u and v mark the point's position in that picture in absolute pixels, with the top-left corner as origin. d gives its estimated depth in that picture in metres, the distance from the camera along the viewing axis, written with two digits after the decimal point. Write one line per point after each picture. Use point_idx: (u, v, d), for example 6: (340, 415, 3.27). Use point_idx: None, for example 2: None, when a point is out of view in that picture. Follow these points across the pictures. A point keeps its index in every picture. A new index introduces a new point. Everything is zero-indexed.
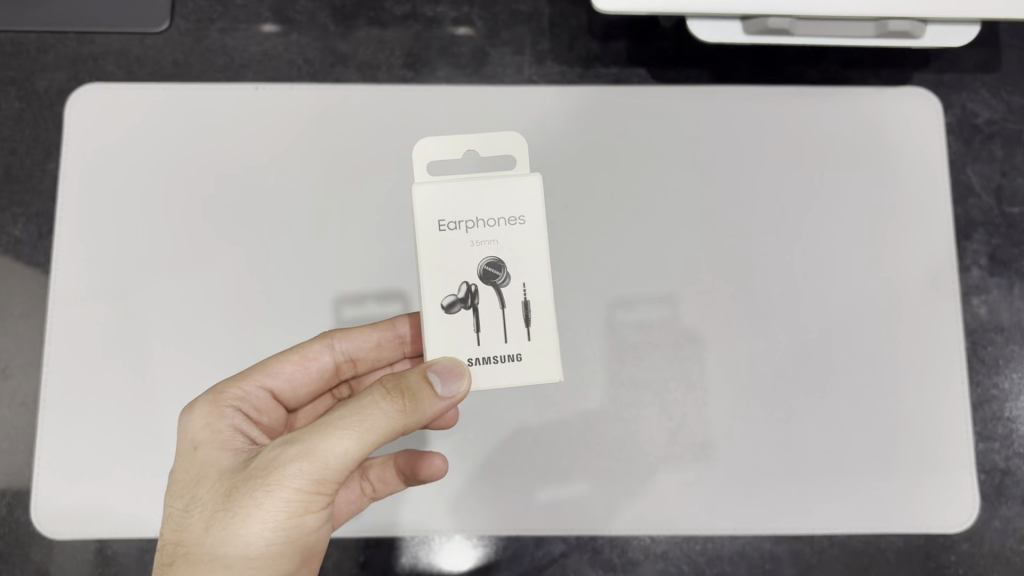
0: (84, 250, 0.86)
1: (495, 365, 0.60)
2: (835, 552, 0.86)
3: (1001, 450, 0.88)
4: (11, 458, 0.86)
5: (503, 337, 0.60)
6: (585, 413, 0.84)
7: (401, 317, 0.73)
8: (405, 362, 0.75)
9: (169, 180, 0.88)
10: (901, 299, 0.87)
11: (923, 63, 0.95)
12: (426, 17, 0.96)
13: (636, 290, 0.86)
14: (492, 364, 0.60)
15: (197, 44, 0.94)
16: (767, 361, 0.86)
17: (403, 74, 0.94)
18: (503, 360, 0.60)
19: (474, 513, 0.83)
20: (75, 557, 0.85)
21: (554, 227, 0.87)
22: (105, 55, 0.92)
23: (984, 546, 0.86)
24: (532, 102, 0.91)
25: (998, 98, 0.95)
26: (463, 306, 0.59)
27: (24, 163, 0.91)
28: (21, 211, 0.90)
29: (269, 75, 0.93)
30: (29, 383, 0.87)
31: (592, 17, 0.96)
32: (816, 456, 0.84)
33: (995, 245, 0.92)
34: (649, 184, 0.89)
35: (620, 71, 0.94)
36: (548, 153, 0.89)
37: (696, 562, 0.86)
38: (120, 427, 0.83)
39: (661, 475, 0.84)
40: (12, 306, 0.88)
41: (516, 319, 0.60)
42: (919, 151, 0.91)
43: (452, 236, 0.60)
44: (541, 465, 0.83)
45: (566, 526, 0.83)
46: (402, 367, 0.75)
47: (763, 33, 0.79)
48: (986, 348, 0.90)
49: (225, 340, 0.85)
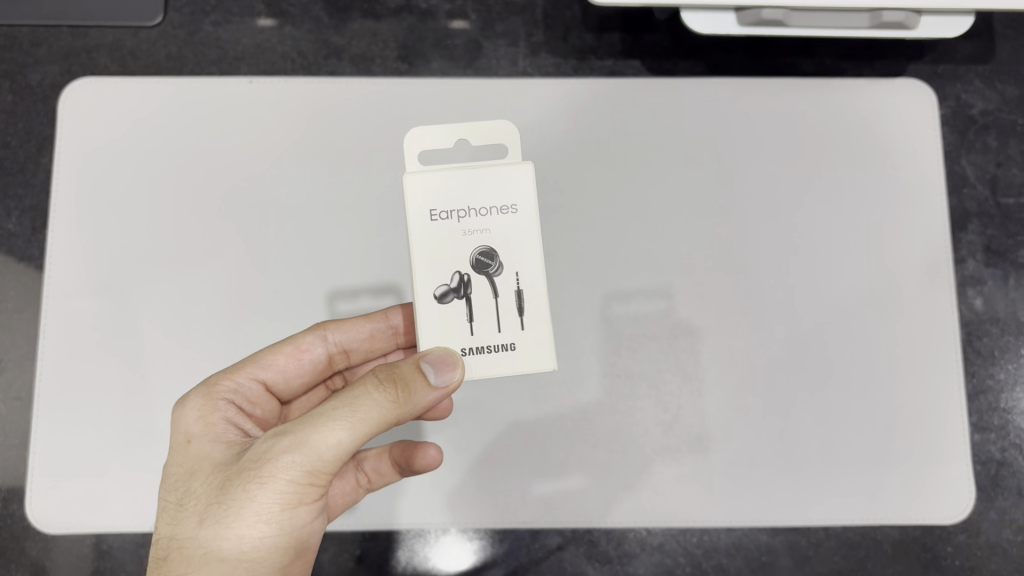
0: (79, 244, 0.86)
1: (491, 356, 0.59)
2: (831, 544, 0.86)
3: (997, 441, 0.88)
4: (7, 452, 0.85)
5: (498, 329, 0.59)
6: (582, 406, 0.84)
7: (395, 308, 0.73)
8: (399, 353, 0.75)
9: (164, 174, 0.88)
10: (897, 290, 0.87)
11: (917, 55, 0.95)
12: (420, 10, 0.96)
13: (631, 283, 0.86)
14: (489, 355, 0.59)
15: (190, 37, 0.93)
16: (763, 353, 0.85)
17: (397, 67, 0.93)
18: (499, 349, 0.59)
19: (470, 505, 0.83)
20: (71, 552, 0.84)
21: (549, 220, 0.87)
22: (99, 48, 0.92)
23: (980, 537, 0.86)
24: (527, 95, 0.91)
25: (992, 89, 0.95)
26: (456, 299, 0.59)
27: (17, 158, 0.91)
28: (15, 205, 0.90)
29: (263, 68, 0.93)
30: (23, 378, 0.87)
31: (586, 10, 0.96)
32: (812, 447, 0.84)
33: (990, 236, 0.92)
34: (644, 177, 0.89)
35: (615, 63, 0.94)
36: (542, 145, 0.89)
37: (694, 555, 0.86)
38: (117, 420, 0.83)
39: (657, 467, 0.84)
40: (7, 301, 0.88)
41: (511, 310, 0.59)
42: (915, 142, 0.91)
43: (444, 227, 0.60)
44: (538, 458, 0.83)
45: (562, 519, 0.83)
46: (396, 358, 0.75)
47: (758, 24, 0.78)
48: (982, 339, 0.90)
49: (220, 332, 0.84)
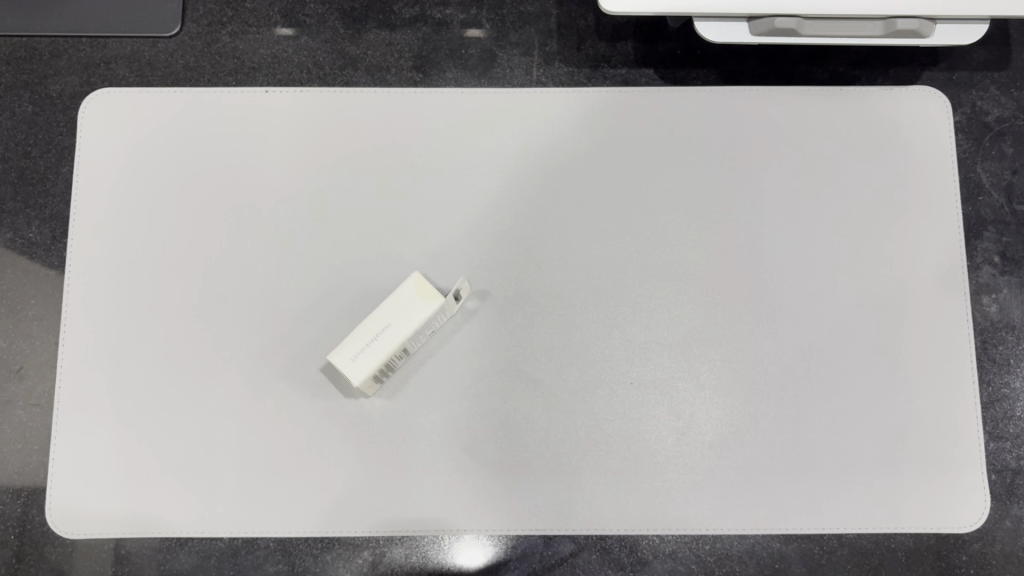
0: (101, 252, 0.87)
1: (352, 358, 0.76)
2: (844, 551, 0.86)
3: (1013, 450, 0.88)
4: (27, 457, 0.86)
5: (371, 346, 0.76)
6: (596, 413, 0.85)
7: (416, 284, 0.78)
8: (396, 327, 0.77)
9: (181, 181, 0.89)
10: (911, 297, 0.87)
11: (932, 61, 0.94)
12: (435, 19, 0.96)
13: (643, 287, 0.87)
14: (346, 354, 0.76)
15: (207, 48, 0.94)
16: (777, 357, 0.86)
17: (412, 76, 0.94)
18: (363, 357, 0.76)
19: (485, 511, 0.83)
20: (89, 557, 0.85)
21: (563, 226, 0.88)
22: (118, 59, 0.93)
23: (995, 545, 0.86)
24: (539, 103, 0.91)
25: (1008, 96, 0.94)
26: (412, 293, 0.78)
27: (37, 168, 0.92)
28: (35, 214, 0.91)
29: (279, 77, 0.93)
30: (43, 385, 0.88)
31: (600, 18, 0.95)
32: (826, 454, 0.84)
33: (1006, 244, 0.91)
34: (657, 184, 0.89)
35: (628, 72, 0.94)
36: (554, 153, 0.90)
37: (706, 562, 0.86)
38: (137, 425, 0.84)
39: (669, 473, 0.84)
40: (27, 308, 0.89)
41: (378, 354, 0.76)
42: (928, 148, 0.90)
43: (415, 285, 0.78)
44: (551, 466, 0.84)
45: (576, 526, 0.83)
46: (392, 334, 0.77)
47: (771, 33, 0.78)
48: (997, 347, 0.89)
49: (239, 337, 0.85)
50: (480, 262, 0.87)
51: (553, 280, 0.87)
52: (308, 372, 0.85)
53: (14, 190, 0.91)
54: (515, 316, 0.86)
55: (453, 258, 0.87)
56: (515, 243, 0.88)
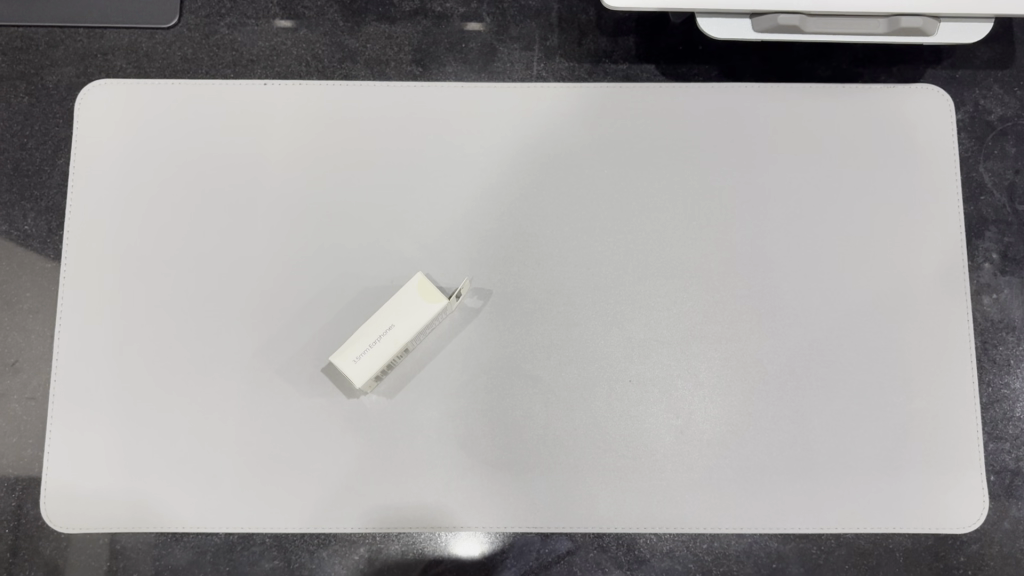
0: (97, 245, 0.87)
1: (354, 359, 0.75)
2: (842, 551, 0.86)
3: (1012, 451, 0.87)
4: (21, 451, 0.86)
5: (375, 347, 0.76)
6: (594, 411, 0.84)
7: (418, 284, 0.78)
8: (397, 328, 0.76)
9: (178, 175, 0.88)
10: (911, 297, 0.87)
11: (935, 60, 0.94)
12: (435, 13, 0.95)
13: (642, 285, 0.86)
14: (350, 356, 0.76)
15: (205, 40, 0.93)
16: (776, 356, 0.85)
17: (412, 70, 0.93)
18: (365, 358, 0.76)
19: (482, 508, 0.83)
20: (84, 552, 0.85)
21: (563, 221, 0.88)
22: (115, 50, 0.93)
23: (994, 547, 0.86)
24: (539, 98, 0.91)
25: (1011, 95, 0.94)
26: (415, 293, 0.77)
27: (33, 159, 0.91)
28: (31, 206, 0.90)
29: (278, 70, 0.93)
30: (38, 378, 0.87)
31: (602, 13, 0.95)
32: (825, 454, 0.84)
33: (1007, 244, 0.91)
34: (657, 181, 0.89)
35: (629, 68, 0.93)
36: (554, 148, 0.89)
37: (704, 561, 0.86)
38: (132, 421, 0.83)
39: (667, 471, 0.83)
40: (22, 302, 0.89)
41: (380, 356, 0.76)
42: (931, 147, 0.90)
43: (418, 287, 0.77)
44: (549, 463, 0.83)
45: (574, 524, 0.83)
46: (393, 334, 0.76)
47: (774, 30, 0.78)
48: (997, 347, 0.89)
49: (235, 332, 0.85)
50: (479, 258, 0.87)
51: (554, 277, 0.86)
52: (305, 367, 0.84)
53: (9, 182, 0.91)
54: (514, 313, 0.86)
55: (451, 254, 0.87)
56: (514, 238, 0.87)
